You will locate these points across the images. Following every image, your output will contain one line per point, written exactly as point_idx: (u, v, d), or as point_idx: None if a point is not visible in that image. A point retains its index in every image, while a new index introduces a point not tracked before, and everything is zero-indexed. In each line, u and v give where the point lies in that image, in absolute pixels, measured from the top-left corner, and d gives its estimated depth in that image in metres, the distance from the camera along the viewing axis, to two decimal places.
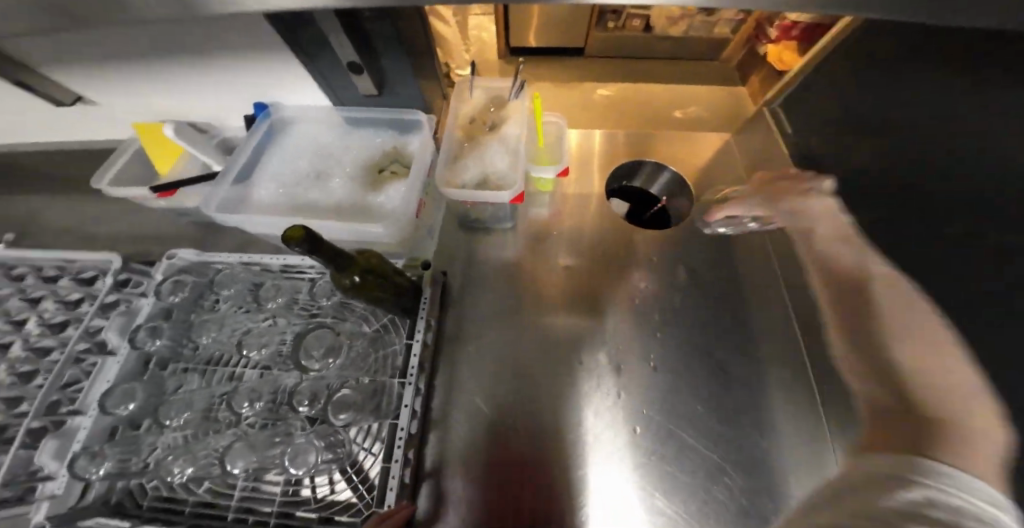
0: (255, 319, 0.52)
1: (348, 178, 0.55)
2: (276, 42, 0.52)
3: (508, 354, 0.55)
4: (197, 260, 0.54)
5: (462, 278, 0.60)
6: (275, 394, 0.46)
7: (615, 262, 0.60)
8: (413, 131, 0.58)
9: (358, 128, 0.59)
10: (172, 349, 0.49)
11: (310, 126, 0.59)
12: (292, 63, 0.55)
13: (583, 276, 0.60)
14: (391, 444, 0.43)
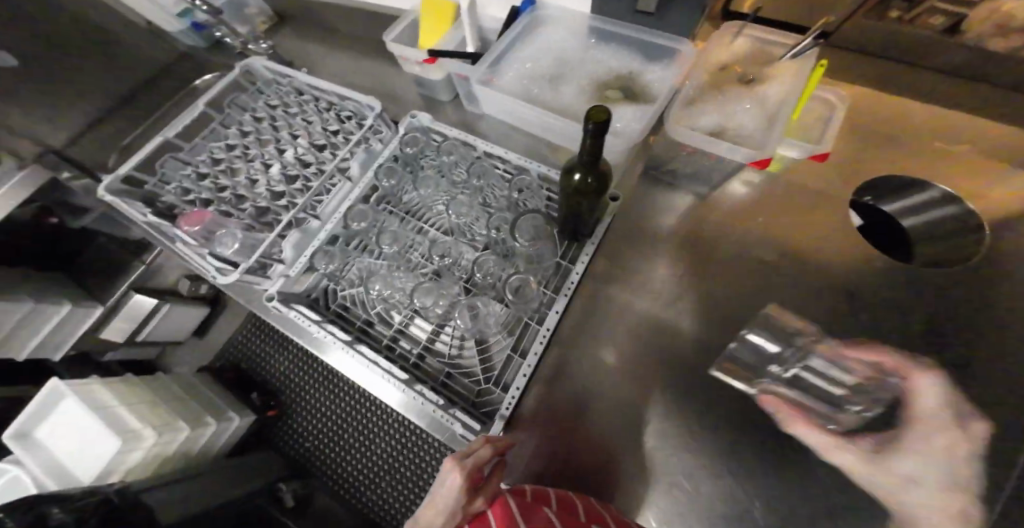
0: (451, 190, 0.57)
1: (580, 89, 0.53)
2: None
3: (651, 318, 0.50)
4: (426, 126, 0.58)
5: (635, 226, 0.57)
6: (449, 259, 0.54)
7: (811, 279, 0.51)
8: (660, 60, 0.54)
9: (607, 44, 0.56)
10: (388, 193, 0.58)
11: (559, 31, 0.57)
12: None
13: (772, 277, 0.51)
14: (527, 343, 0.47)
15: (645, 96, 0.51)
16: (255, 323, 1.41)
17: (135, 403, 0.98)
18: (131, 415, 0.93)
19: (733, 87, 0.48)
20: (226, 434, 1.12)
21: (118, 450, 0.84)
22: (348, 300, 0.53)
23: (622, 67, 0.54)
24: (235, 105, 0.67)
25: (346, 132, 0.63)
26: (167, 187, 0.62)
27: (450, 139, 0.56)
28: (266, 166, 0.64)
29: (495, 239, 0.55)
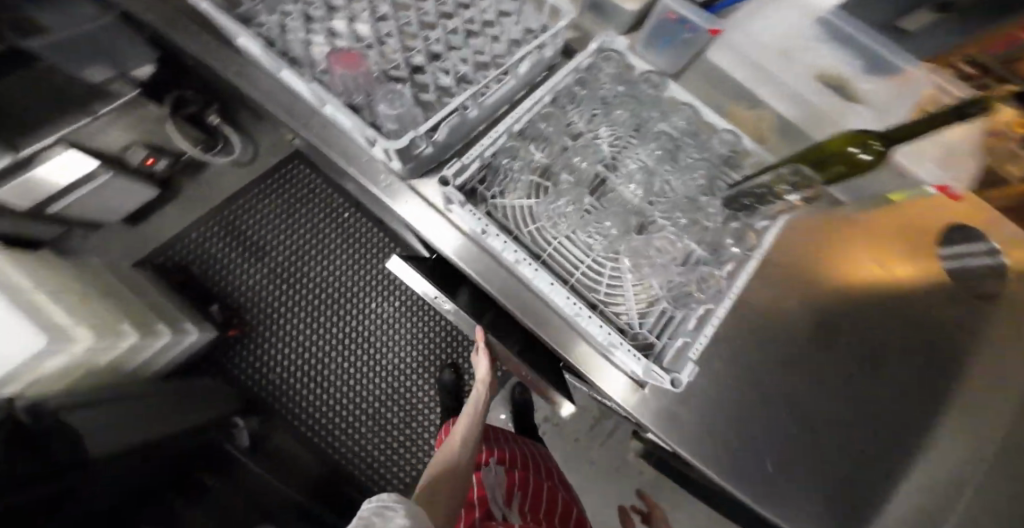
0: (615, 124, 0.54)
1: (809, 70, 0.51)
2: None
3: (766, 292, 0.59)
4: (620, 52, 0.55)
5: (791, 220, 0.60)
6: (609, 194, 0.51)
7: (904, 294, 0.61)
8: (878, 74, 0.49)
9: (832, 42, 0.50)
10: (553, 103, 0.53)
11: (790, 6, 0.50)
12: None
13: (872, 277, 0.61)
14: (703, 300, 0.46)
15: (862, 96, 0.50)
16: (221, 219, 1.18)
17: (61, 294, 0.74)
18: (57, 309, 0.69)
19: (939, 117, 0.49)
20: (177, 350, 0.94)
21: (44, 346, 0.62)
22: (496, 209, 0.50)
23: (841, 67, 0.50)
24: None
25: (504, 30, 0.57)
26: (269, 13, 0.53)
27: (641, 76, 0.54)
28: (402, 32, 0.56)
29: (658, 187, 0.51)
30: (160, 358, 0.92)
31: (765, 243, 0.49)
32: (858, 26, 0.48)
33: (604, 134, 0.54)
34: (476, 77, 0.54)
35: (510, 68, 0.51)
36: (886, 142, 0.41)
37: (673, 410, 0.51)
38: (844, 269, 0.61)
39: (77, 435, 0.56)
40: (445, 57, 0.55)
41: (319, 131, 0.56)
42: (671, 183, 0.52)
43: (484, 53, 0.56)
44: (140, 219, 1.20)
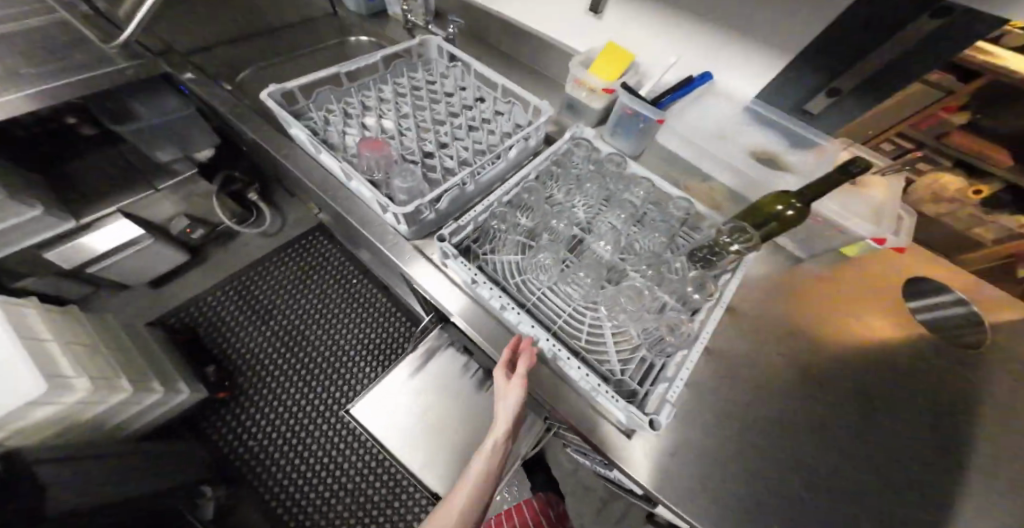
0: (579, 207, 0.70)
1: (749, 147, 0.59)
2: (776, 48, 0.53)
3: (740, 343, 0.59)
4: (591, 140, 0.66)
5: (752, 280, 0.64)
6: (584, 252, 0.58)
7: (885, 352, 0.61)
8: (802, 149, 0.56)
9: (759, 128, 0.59)
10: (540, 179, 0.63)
11: (721, 99, 0.61)
12: (769, 55, 0.54)
13: (842, 334, 0.62)
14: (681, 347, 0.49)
15: (783, 163, 0.57)
16: (238, 285, 1.27)
17: (72, 345, 0.81)
18: (67, 358, 0.75)
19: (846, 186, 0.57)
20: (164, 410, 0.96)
21: (39, 394, 0.66)
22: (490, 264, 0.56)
23: (767, 146, 0.58)
24: (399, 69, 0.72)
25: (501, 126, 0.69)
26: (316, 110, 0.64)
27: (608, 156, 0.64)
28: (419, 126, 0.68)
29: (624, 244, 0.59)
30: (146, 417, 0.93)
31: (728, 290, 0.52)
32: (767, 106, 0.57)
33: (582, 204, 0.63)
34: (474, 157, 0.64)
35: (503, 151, 0.62)
36: (804, 199, 0.50)
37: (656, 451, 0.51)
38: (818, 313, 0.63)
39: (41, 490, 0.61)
40: (451, 146, 0.66)
41: (341, 202, 0.61)
42: (634, 237, 0.59)
43: (481, 140, 0.67)
44: (164, 281, 1.28)
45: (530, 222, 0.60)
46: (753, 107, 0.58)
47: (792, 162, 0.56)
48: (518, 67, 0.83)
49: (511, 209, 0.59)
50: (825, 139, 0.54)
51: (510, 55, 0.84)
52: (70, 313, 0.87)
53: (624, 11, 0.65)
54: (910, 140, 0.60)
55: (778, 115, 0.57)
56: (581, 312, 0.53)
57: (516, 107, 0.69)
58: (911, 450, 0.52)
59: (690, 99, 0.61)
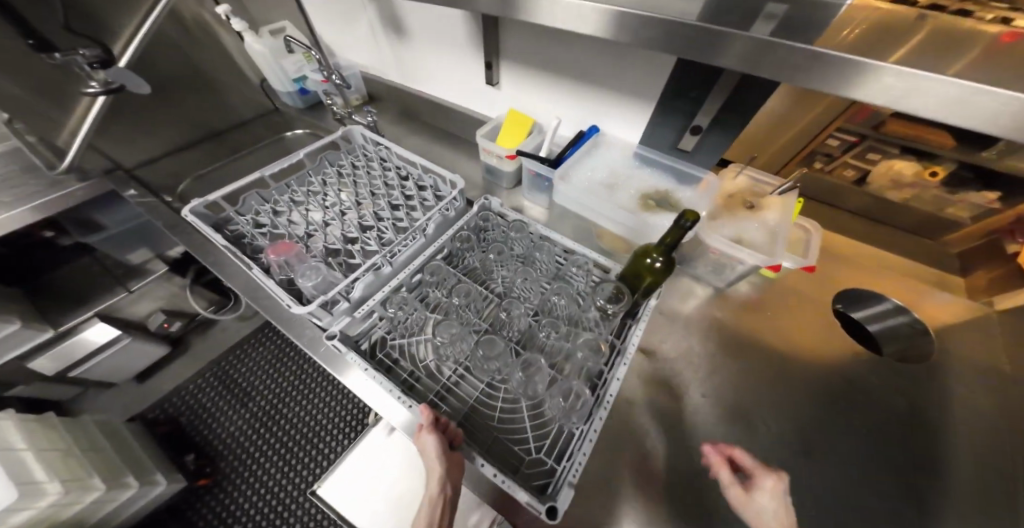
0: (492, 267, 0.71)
1: (639, 187, 0.59)
2: (645, 101, 0.59)
3: (669, 379, 0.61)
4: (496, 208, 0.68)
5: (676, 318, 0.67)
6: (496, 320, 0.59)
7: (813, 372, 0.63)
8: (688, 185, 0.60)
9: (649, 169, 0.62)
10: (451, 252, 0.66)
11: (612, 147, 0.65)
12: (641, 107, 0.60)
13: (770, 359, 0.63)
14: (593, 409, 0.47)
15: (677, 204, 0.56)
16: (217, 372, 1.29)
17: (47, 447, 0.75)
18: (40, 462, 0.70)
19: (742, 211, 0.57)
20: (143, 503, 0.85)
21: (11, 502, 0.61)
22: (395, 350, 0.56)
23: (659, 186, 0.60)
24: (325, 160, 0.78)
25: (422, 198, 0.73)
26: (243, 216, 0.69)
27: (515, 221, 0.66)
28: (341, 214, 0.71)
29: (537, 305, 0.60)
30: (123, 515, 0.82)
31: (636, 345, 0.52)
32: (650, 149, 0.61)
33: (495, 269, 0.64)
34: (394, 237, 0.67)
35: (412, 231, 0.63)
36: (662, 252, 0.52)
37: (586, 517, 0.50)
38: (732, 343, 0.65)
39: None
40: (373, 227, 0.69)
41: (263, 301, 0.62)
42: (544, 296, 0.60)
43: (400, 219, 0.70)
44: (149, 375, 1.27)
45: (442, 298, 0.61)
46: (640, 151, 0.63)
47: (684, 198, 0.58)
48: (439, 138, 0.89)
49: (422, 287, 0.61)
50: (706, 172, 0.57)
51: (432, 128, 0.91)
52: (38, 418, 0.79)
53: (516, 81, 0.71)
54: (856, 138, 0.88)
55: (666, 155, 0.61)
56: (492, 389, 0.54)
57: (433, 181, 0.73)
58: (844, 468, 0.54)
59: (584, 149, 0.64)
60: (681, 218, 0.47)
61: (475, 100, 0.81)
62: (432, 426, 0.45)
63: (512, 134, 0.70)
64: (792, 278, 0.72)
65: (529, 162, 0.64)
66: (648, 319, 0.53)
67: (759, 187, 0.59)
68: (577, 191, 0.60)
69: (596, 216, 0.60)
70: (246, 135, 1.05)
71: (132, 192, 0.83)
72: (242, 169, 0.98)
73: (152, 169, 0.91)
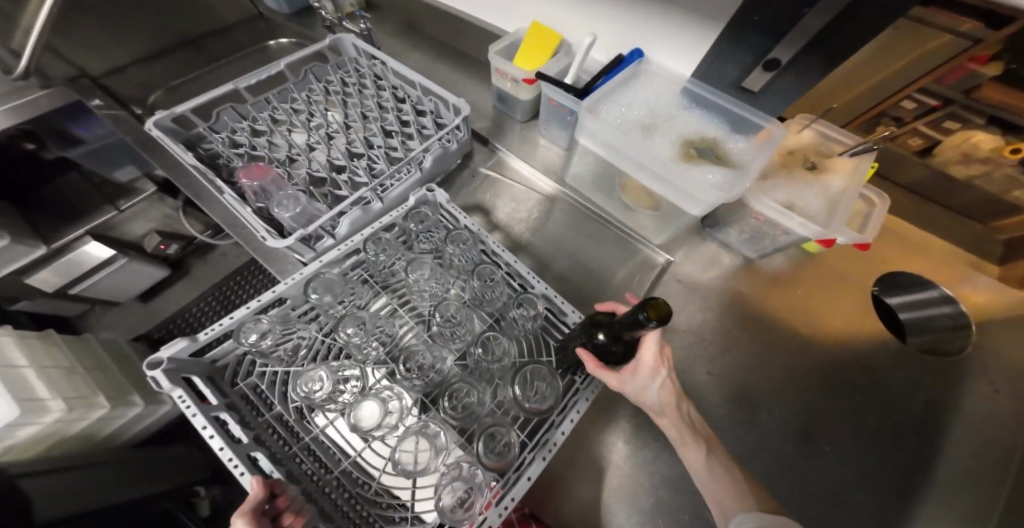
0: (493, 217, 0.64)
1: (680, 131, 0.49)
2: (703, 20, 0.48)
3: (678, 348, 0.57)
4: (442, 203, 0.54)
5: (695, 284, 0.60)
6: (406, 359, 0.49)
7: (835, 351, 0.58)
8: (744, 134, 0.49)
9: (696, 110, 0.51)
10: (369, 260, 0.54)
11: (655, 79, 0.53)
12: (698, 29, 0.49)
13: (791, 336, 0.59)
14: (528, 455, 0.39)
15: (725, 156, 0.47)
16: (216, 294, 1.17)
17: (49, 364, 0.74)
18: (43, 378, 0.69)
19: (800, 171, 0.49)
20: (151, 420, 0.88)
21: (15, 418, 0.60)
22: (265, 379, 0.47)
23: (707, 131, 0.49)
24: (310, 75, 0.68)
25: (420, 126, 0.64)
26: (218, 134, 0.60)
27: (460, 228, 0.54)
28: (327, 138, 0.62)
29: (462, 345, 0.51)
30: (134, 429, 0.85)
31: (570, 425, 0.39)
32: (703, 83, 0.50)
33: (427, 290, 0.54)
34: (385, 170, 0.59)
35: (323, 226, 0.50)
36: (612, 330, 0.39)
37: (571, 472, 0.52)
38: (755, 323, 0.59)
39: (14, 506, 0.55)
40: (362, 156, 0.61)
41: (244, 232, 0.57)
42: (471, 338, 0.50)
43: (393, 151, 0.62)
44: (151, 294, 1.16)
45: (344, 316, 0.51)
46: (690, 87, 0.51)
47: (733, 151, 0.48)
48: (445, 56, 0.76)
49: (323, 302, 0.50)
50: (767, 119, 0.46)
51: (437, 43, 0.78)
52: (39, 335, 0.77)
53: None
54: (936, 96, 0.50)
55: (719, 93, 0.49)
56: (380, 451, 0.46)
57: (434, 105, 0.63)
58: (847, 449, 0.53)
59: (622, 76, 0.52)
60: (642, 311, 0.31)
61: (492, 11, 0.68)
62: (257, 508, 0.34)
63: (529, 55, 0.58)
64: (833, 253, 0.65)
65: (553, 91, 0.54)
66: (591, 400, 0.42)
67: (827, 145, 0.50)
68: (610, 123, 0.49)
69: (623, 166, 0.51)
70: (225, 42, 0.91)
71: (96, 101, 0.73)
72: (216, 82, 0.86)
73: (126, 77, 0.80)
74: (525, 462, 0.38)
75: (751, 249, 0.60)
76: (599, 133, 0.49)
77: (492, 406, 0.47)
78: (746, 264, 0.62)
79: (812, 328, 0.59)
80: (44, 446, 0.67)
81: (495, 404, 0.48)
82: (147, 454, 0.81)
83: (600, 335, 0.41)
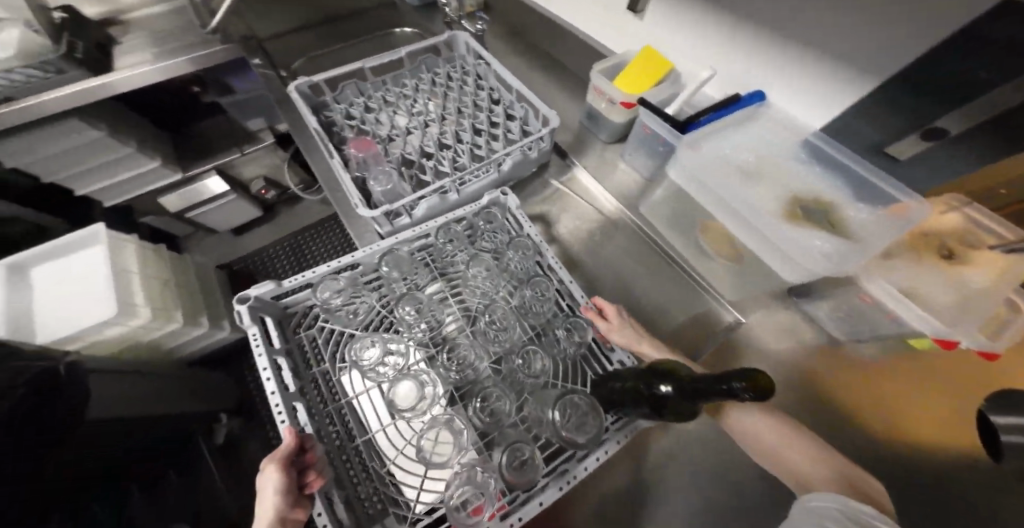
0: (553, 229, 0.63)
1: (791, 186, 0.47)
2: (843, 69, 0.44)
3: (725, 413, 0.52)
4: (512, 207, 0.55)
5: (762, 350, 0.54)
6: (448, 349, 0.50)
7: (925, 475, 0.48)
8: (869, 204, 0.46)
9: (819, 168, 0.49)
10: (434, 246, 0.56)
11: (773, 132, 0.52)
12: (831, 79, 0.46)
13: (870, 440, 0.50)
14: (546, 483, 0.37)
15: (838, 222, 0.44)
16: (292, 242, 1.26)
17: (155, 274, 0.83)
18: (142, 286, 0.78)
19: (930, 258, 0.42)
20: (208, 342, 0.96)
21: (111, 318, 0.70)
22: (322, 333, 0.51)
23: (824, 193, 0.47)
24: (423, 64, 0.72)
25: (507, 129, 0.66)
26: (338, 105, 0.67)
27: (522, 236, 0.53)
28: (425, 124, 0.66)
29: (503, 349, 0.51)
30: (192, 347, 0.94)
31: (592, 465, 0.37)
32: (837, 142, 0.47)
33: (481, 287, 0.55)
34: (468, 165, 0.61)
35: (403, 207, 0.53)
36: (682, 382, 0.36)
37: (565, 508, 0.49)
38: (825, 414, 0.51)
39: (83, 394, 0.61)
40: (450, 148, 0.64)
41: (337, 193, 0.63)
42: (512, 345, 0.50)
43: (477, 148, 0.64)
44: (242, 231, 1.30)
45: (401, 293, 0.53)
46: (814, 141, 0.49)
47: (853, 220, 0.45)
48: (550, 63, 0.77)
49: (386, 277, 0.53)
50: (907, 194, 0.42)
51: (545, 50, 0.79)
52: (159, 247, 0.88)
53: (672, 14, 0.57)
54: None
55: (848, 154, 0.47)
56: (403, 431, 0.47)
57: (524, 112, 0.65)
58: None
59: (734, 116, 0.50)
60: (739, 383, 0.28)
61: (611, 28, 0.68)
62: (287, 459, 0.36)
63: (632, 77, 0.57)
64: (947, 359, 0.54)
65: (653, 119, 0.52)
66: (622, 444, 0.39)
67: (974, 234, 0.42)
68: (715, 164, 0.48)
69: (716, 209, 0.50)
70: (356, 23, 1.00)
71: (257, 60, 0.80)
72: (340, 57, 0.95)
73: (280, 41, 0.89)
74: (541, 489, 0.37)
75: (841, 327, 0.53)
76: (694, 171, 0.48)
77: (516, 419, 0.46)
78: (825, 342, 0.54)
79: (878, 426, 0.50)
80: (124, 343, 0.76)
81: (519, 418, 0.47)
82: (207, 376, 0.91)
83: (666, 387, 0.37)
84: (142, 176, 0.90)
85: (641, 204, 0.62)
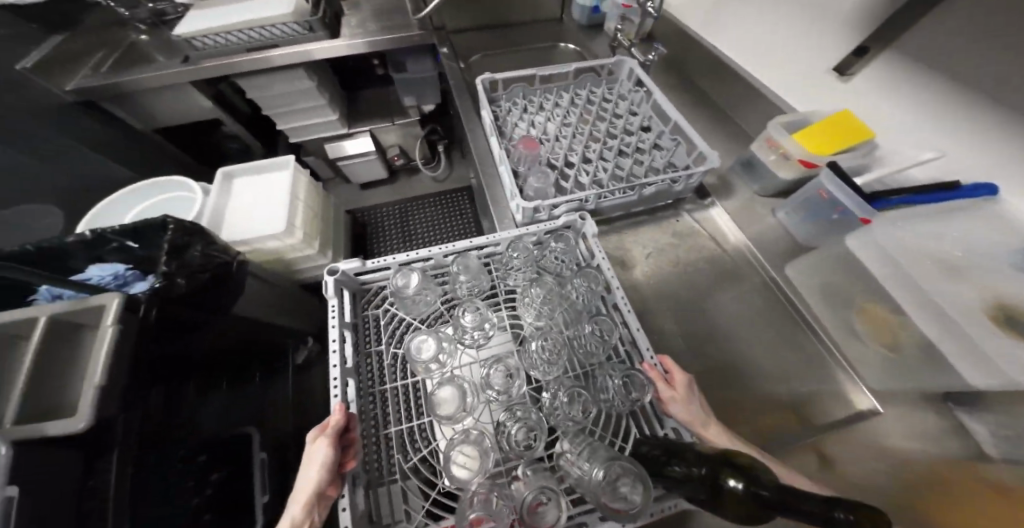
0: (684, 262, 0.63)
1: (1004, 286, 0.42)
2: None
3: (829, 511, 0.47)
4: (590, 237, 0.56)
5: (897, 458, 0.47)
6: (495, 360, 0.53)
7: None
8: None
9: None
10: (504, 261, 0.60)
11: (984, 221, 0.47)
12: None
13: None
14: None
15: None
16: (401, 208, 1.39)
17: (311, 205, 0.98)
18: (301, 214, 0.92)
19: None
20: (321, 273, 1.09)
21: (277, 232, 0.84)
22: (386, 315, 0.57)
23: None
24: (585, 82, 0.78)
25: (653, 158, 0.67)
26: (505, 102, 0.76)
27: (595, 267, 0.55)
28: (575, 135, 0.72)
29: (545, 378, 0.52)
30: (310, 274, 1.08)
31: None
32: None
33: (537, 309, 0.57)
34: (607, 182, 0.65)
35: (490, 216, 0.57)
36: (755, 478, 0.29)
37: None
38: None
39: (239, 291, 0.78)
40: (593, 161, 0.68)
41: (488, 176, 0.72)
42: (555, 377, 0.51)
43: (620, 168, 0.67)
44: (368, 187, 1.47)
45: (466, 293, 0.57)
46: None
47: None
48: (711, 104, 0.78)
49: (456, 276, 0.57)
50: None
51: (708, 90, 0.79)
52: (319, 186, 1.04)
53: (897, 86, 0.57)
54: None
55: None
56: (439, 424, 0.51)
57: (676, 145, 0.66)
58: None
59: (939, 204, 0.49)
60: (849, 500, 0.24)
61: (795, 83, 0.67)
62: (335, 434, 0.42)
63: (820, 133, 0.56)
64: None
65: (840, 186, 0.52)
66: (655, 517, 0.40)
67: None
68: (901, 242, 0.48)
69: (894, 292, 0.48)
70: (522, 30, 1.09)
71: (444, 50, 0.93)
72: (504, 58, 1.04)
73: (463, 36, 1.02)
74: None
75: (999, 444, 0.40)
76: (879, 241, 0.49)
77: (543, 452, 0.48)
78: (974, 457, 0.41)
79: None
80: (274, 255, 0.91)
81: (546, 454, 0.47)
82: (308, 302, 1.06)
83: (733, 482, 0.30)
84: (320, 124, 1.09)
85: (788, 264, 0.60)
